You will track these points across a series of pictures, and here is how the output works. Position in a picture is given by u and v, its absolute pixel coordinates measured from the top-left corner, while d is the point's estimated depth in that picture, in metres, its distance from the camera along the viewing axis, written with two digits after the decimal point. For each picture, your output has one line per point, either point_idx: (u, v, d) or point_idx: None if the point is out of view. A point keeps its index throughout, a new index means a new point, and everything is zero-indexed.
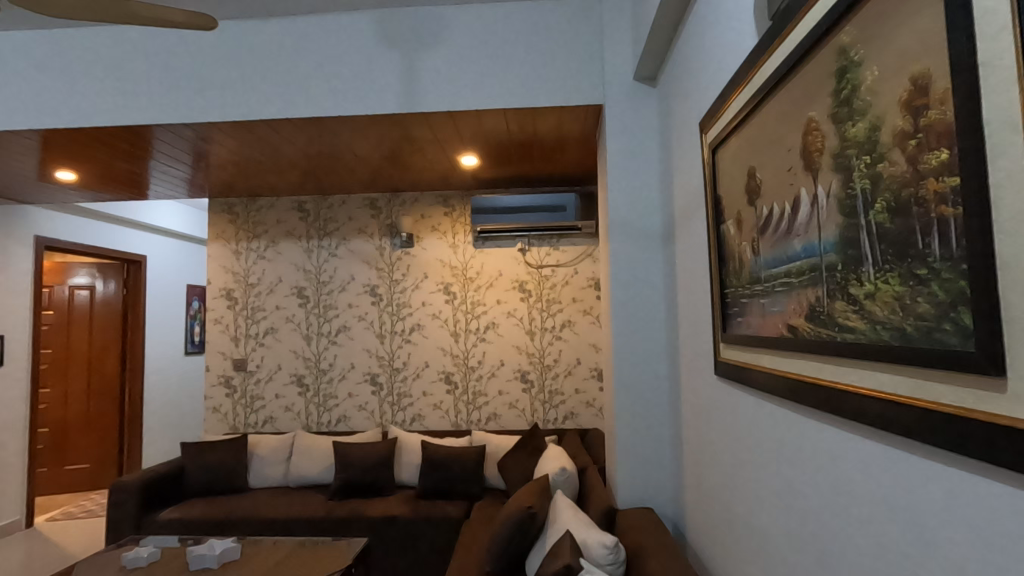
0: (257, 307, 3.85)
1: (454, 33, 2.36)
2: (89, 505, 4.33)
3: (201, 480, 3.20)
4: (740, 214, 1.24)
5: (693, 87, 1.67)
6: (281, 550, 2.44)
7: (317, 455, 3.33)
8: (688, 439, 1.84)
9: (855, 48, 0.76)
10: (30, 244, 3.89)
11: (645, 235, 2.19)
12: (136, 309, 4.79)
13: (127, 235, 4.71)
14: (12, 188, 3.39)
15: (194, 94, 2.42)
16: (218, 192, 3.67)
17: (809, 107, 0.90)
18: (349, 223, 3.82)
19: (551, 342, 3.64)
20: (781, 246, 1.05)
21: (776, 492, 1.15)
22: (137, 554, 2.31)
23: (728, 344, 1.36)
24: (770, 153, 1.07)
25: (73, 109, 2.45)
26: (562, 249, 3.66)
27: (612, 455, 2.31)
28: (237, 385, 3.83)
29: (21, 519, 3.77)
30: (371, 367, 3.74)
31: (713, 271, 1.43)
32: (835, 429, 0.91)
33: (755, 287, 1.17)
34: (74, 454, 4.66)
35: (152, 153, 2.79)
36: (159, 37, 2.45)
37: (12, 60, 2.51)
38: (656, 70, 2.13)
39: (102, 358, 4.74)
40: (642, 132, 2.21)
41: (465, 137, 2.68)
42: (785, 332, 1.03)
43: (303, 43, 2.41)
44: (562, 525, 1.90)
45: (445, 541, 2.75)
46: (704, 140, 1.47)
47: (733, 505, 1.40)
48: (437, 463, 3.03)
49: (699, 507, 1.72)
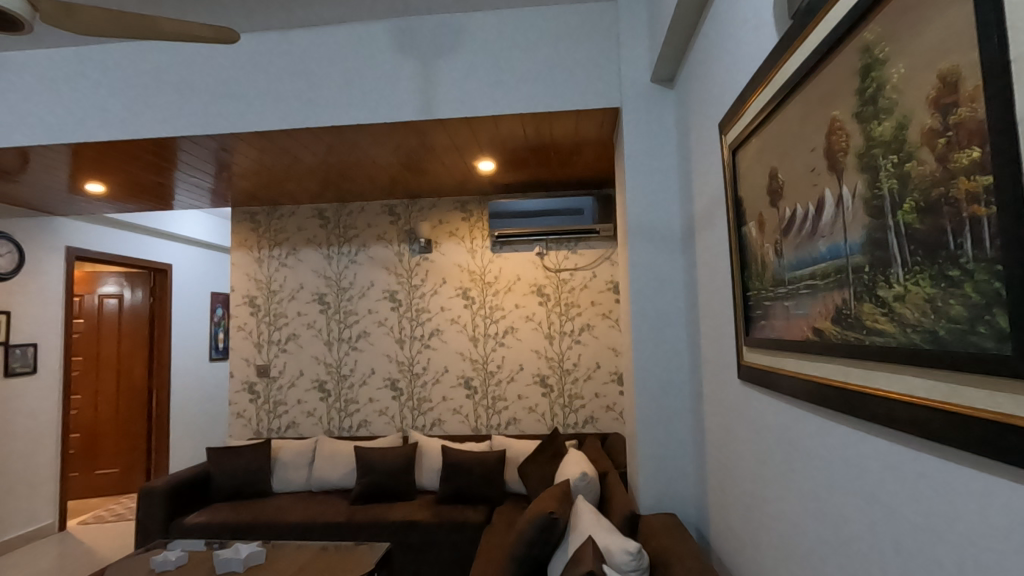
0: (279, 313, 3.91)
1: (471, 40, 2.37)
2: (118, 509, 4.43)
3: (227, 485, 3.25)
4: (762, 215, 1.22)
5: (711, 88, 1.65)
6: (304, 554, 2.46)
7: (339, 459, 3.36)
8: (711, 444, 1.81)
9: (879, 46, 0.75)
10: (61, 255, 4.01)
11: (664, 239, 2.17)
12: (162, 316, 4.90)
13: (154, 245, 4.82)
14: (44, 200, 3.50)
15: (217, 106, 2.47)
16: (240, 201, 3.74)
17: (832, 107, 0.89)
18: (368, 229, 3.86)
19: (569, 346, 3.63)
20: (805, 248, 1.03)
21: (803, 496, 1.12)
22: (165, 557, 2.35)
23: (751, 348, 1.34)
24: (793, 154, 1.05)
25: (102, 122, 2.52)
26: (580, 253, 3.65)
27: (634, 460, 2.29)
28: (261, 390, 3.89)
29: (54, 522, 3.86)
30: (391, 372, 3.77)
31: (736, 274, 1.41)
32: (862, 434, 0.90)
33: (778, 290, 1.16)
34: (104, 458, 4.77)
35: (177, 164, 2.86)
36: (184, 51, 2.52)
37: (44, 77, 2.59)
38: (673, 72, 2.11)
39: (130, 365, 4.85)
40: (660, 135, 2.20)
41: (482, 143, 2.70)
42: (811, 335, 1.01)
43: (322, 54, 2.44)
44: (584, 531, 1.89)
45: (466, 546, 2.75)
46: (724, 141, 1.46)
47: (758, 510, 1.38)
48: (457, 468, 3.04)
49: (723, 513, 1.69)
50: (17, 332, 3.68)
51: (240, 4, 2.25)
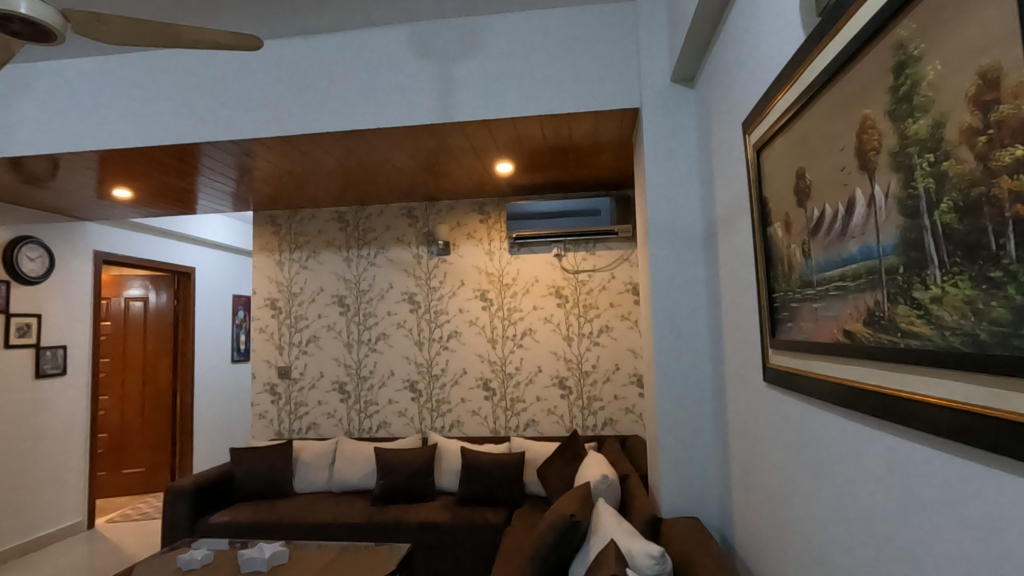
0: (300, 315, 3.96)
1: (490, 42, 2.38)
2: (145, 508, 4.51)
3: (249, 485, 3.29)
4: (788, 215, 1.20)
5: (733, 87, 1.64)
6: (326, 554, 2.48)
7: (359, 461, 3.39)
8: (734, 447, 1.79)
9: (914, 43, 0.73)
10: (89, 259, 4.10)
11: (685, 239, 2.15)
12: (186, 318, 4.98)
13: (178, 248, 4.91)
14: (73, 206, 3.58)
15: (240, 112, 2.51)
16: (262, 205, 3.79)
17: (864, 104, 0.87)
18: (387, 232, 3.89)
19: (588, 348, 3.61)
20: (834, 249, 1.01)
21: (832, 503, 1.10)
22: (191, 557, 2.39)
23: (777, 350, 1.32)
24: (821, 153, 1.04)
25: (130, 129, 2.58)
26: (598, 254, 3.64)
27: (655, 463, 2.27)
28: (282, 392, 3.94)
29: (83, 520, 3.95)
30: (410, 374, 3.79)
31: (761, 275, 1.39)
32: (894, 439, 0.88)
33: (806, 291, 1.14)
34: (131, 457, 4.87)
35: (201, 169, 2.92)
36: (208, 59, 2.56)
37: (74, 86, 2.67)
38: (693, 72, 2.10)
39: (155, 367, 4.95)
40: (679, 135, 2.18)
41: (500, 145, 2.71)
42: (841, 337, 0.99)
43: (343, 58, 2.47)
44: (606, 534, 1.88)
45: (486, 548, 2.75)
46: (748, 141, 1.44)
47: (784, 513, 1.36)
48: (476, 470, 3.05)
49: (748, 516, 1.67)
50: (47, 334, 3.77)
51: (262, 11, 2.29)
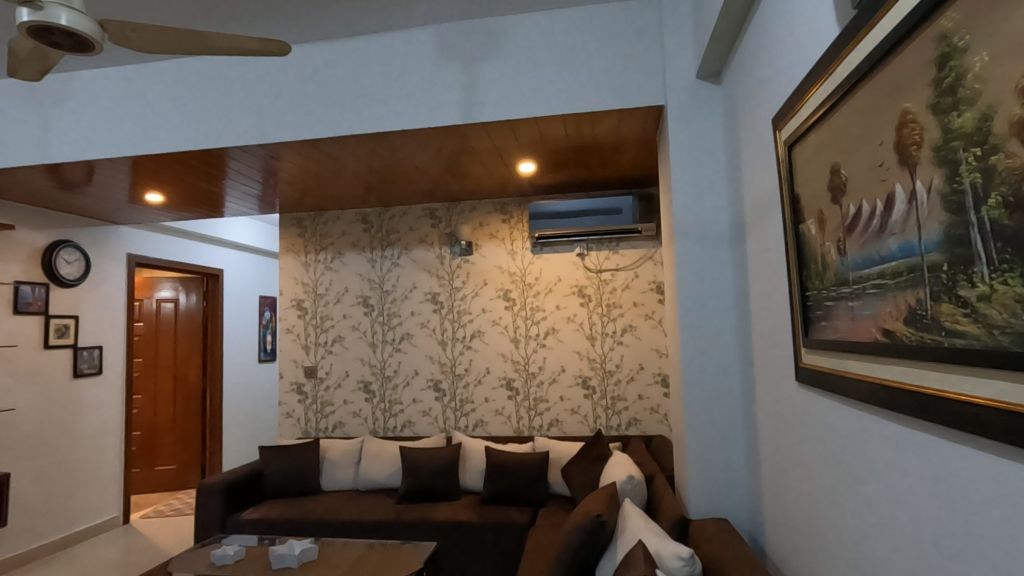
0: (325, 316, 4.02)
1: (512, 43, 2.38)
2: (176, 504, 4.62)
3: (278, 483, 3.35)
4: (822, 212, 1.18)
5: (762, 84, 1.61)
6: (354, 552, 2.52)
7: (385, 460, 3.43)
8: (765, 447, 1.77)
9: (958, 34, 0.71)
10: (123, 262, 4.22)
11: (712, 238, 2.13)
12: (215, 319, 5.09)
13: (206, 251, 5.02)
14: (108, 210, 3.69)
15: (267, 118, 2.55)
16: (288, 207, 3.85)
17: (904, 98, 0.85)
18: (410, 232, 3.92)
19: (612, 347, 3.59)
20: (871, 246, 0.99)
21: (868, 505, 1.08)
22: (224, 552, 2.44)
23: (810, 349, 1.30)
24: (857, 148, 1.02)
25: (161, 134, 2.65)
26: (621, 253, 3.61)
27: (682, 464, 2.24)
28: (309, 391, 4.00)
29: (118, 515, 4.07)
30: (433, 374, 3.82)
31: (792, 273, 1.37)
32: (935, 439, 0.85)
33: (841, 289, 1.12)
34: (163, 454, 5.00)
35: (229, 173, 2.98)
36: (236, 66, 2.61)
37: (109, 94, 2.74)
38: (719, 68, 2.07)
39: (185, 367, 5.05)
40: (706, 133, 2.16)
41: (523, 145, 2.71)
42: (879, 337, 0.97)
43: (368, 62, 2.50)
44: (633, 534, 1.87)
45: (511, 547, 2.76)
46: (778, 138, 1.42)
47: (817, 513, 1.34)
48: (500, 469, 3.05)
49: (779, 517, 1.65)
50: (84, 335, 3.89)
51: (289, 17, 2.33)
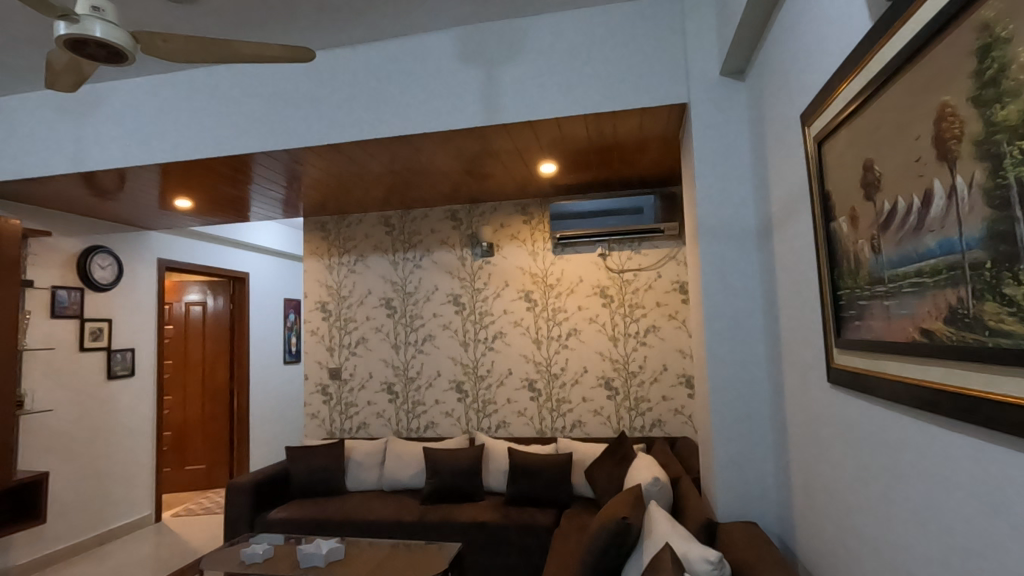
0: (348, 318, 4.06)
1: (533, 44, 2.38)
2: (206, 503, 4.72)
3: (304, 482, 3.39)
4: (854, 209, 1.15)
5: (789, 79, 1.59)
6: (380, 551, 2.54)
7: (409, 460, 3.46)
8: (794, 449, 1.73)
9: (1002, 24, 0.69)
10: (153, 266, 4.33)
11: (737, 237, 2.10)
12: (241, 321, 5.18)
13: (232, 255, 5.12)
14: (139, 216, 3.79)
15: (292, 123, 2.60)
16: (311, 211, 3.91)
17: (942, 91, 0.82)
18: (432, 234, 3.94)
19: (635, 348, 3.56)
20: (908, 243, 0.97)
21: (905, 509, 1.05)
22: (253, 551, 2.49)
23: (842, 350, 1.27)
24: (891, 143, 0.99)
25: (190, 141, 2.71)
26: (643, 253, 3.58)
27: (708, 466, 2.21)
28: (333, 392, 4.05)
29: (150, 514, 4.17)
30: (456, 375, 3.84)
31: (823, 272, 1.34)
32: (977, 442, 0.83)
33: (876, 288, 1.09)
34: (192, 454, 5.11)
35: (254, 178, 3.03)
36: (261, 73, 2.66)
37: (140, 103, 2.82)
38: (744, 64, 2.05)
39: (213, 369, 5.16)
40: (730, 130, 2.13)
41: (544, 146, 2.71)
42: (918, 337, 0.94)
43: (390, 66, 2.52)
44: (660, 536, 1.85)
45: (536, 548, 2.75)
46: (807, 134, 1.39)
47: (850, 517, 1.31)
48: (524, 470, 3.05)
49: (810, 521, 1.61)
50: (117, 338, 4.00)
51: (314, 23, 2.36)
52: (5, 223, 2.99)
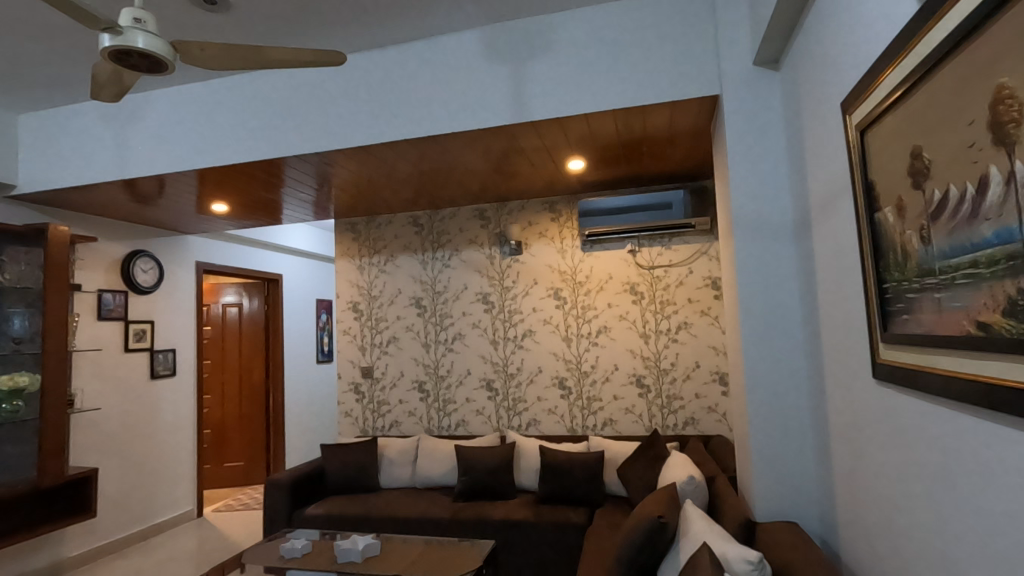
0: (380, 317, 4.12)
1: (560, 40, 2.37)
2: (244, 499, 4.85)
3: (339, 479, 3.45)
4: (901, 199, 1.11)
5: (827, 67, 1.54)
6: (414, 548, 2.56)
7: (440, 458, 3.49)
8: (837, 448, 1.69)
9: None
10: (192, 269, 4.47)
11: (774, 230, 2.05)
12: (275, 322, 5.30)
13: (266, 257, 5.24)
14: (177, 220, 3.91)
15: (323, 127, 2.64)
16: (342, 212, 3.97)
17: (999, 72, 0.79)
18: (461, 234, 3.97)
19: (666, 345, 3.51)
20: (960, 233, 0.93)
21: (959, 510, 1.01)
22: (292, 545, 2.54)
23: (888, 345, 1.22)
24: (942, 130, 0.95)
25: (225, 147, 2.78)
26: (674, 248, 3.53)
27: (746, 465, 2.17)
28: (366, 391, 4.11)
29: (192, 509, 4.31)
30: (486, 373, 3.85)
31: (867, 266, 1.30)
32: None
33: (925, 281, 1.05)
34: (231, 451, 5.26)
35: (287, 181, 3.10)
36: (293, 78, 2.72)
37: (178, 110, 2.91)
38: (778, 53, 1.99)
39: (249, 369, 5.29)
40: (765, 122, 2.08)
41: (572, 142, 2.69)
42: (972, 330, 0.91)
43: (419, 67, 2.54)
44: (697, 536, 1.82)
45: (569, 547, 2.74)
46: (849, 122, 1.35)
47: (898, 519, 1.27)
48: (555, 468, 3.05)
49: (855, 522, 1.57)
50: (159, 339, 4.14)
51: (343, 26, 2.40)
52: (55, 229, 3.12)
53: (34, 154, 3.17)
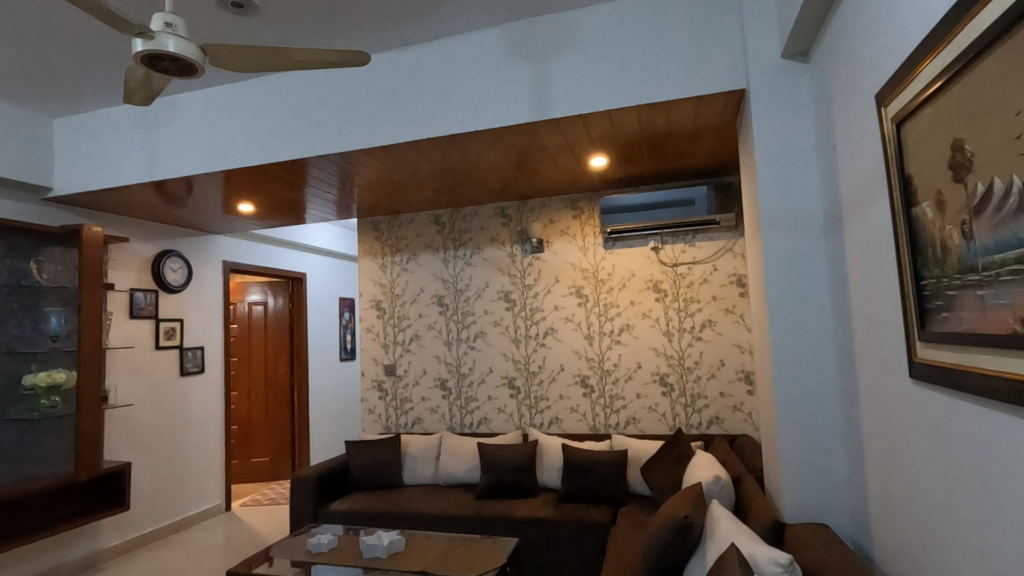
0: (402, 315, 4.15)
1: (582, 37, 2.35)
2: (271, 494, 4.94)
3: (363, 476, 3.49)
4: (941, 193, 1.08)
5: (859, 58, 1.50)
6: (438, 544, 2.58)
7: (463, 455, 3.50)
8: (869, 448, 1.65)
9: None
10: (219, 269, 4.56)
11: (803, 227, 2.01)
12: (299, 320, 5.38)
13: (290, 256, 5.32)
14: (204, 220, 3.97)
15: (346, 127, 2.67)
16: (365, 211, 4.01)
17: None
18: (482, 232, 3.97)
19: (690, 343, 3.47)
20: (1006, 227, 0.90)
21: (999, 514, 0.98)
22: (319, 540, 2.58)
23: (926, 343, 1.19)
24: (986, 119, 0.92)
25: (251, 148, 2.83)
26: (698, 245, 3.49)
27: (774, 465, 2.13)
28: (389, 388, 4.15)
29: (220, 503, 4.40)
30: (508, 371, 3.86)
31: (903, 263, 1.26)
32: None
33: (967, 277, 1.02)
34: (257, 447, 5.36)
35: (311, 181, 3.14)
36: (317, 79, 2.75)
37: (206, 112, 2.97)
38: (808, 44, 1.95)
39: (275, 366, 5.38)
40: (793, 115, 2.03)
41: (595, 139, 2.67)
42: (1017, 328, 0.88)
43: (440, 66, 2.55)
44: (723, 536, 1.80)
45: (592, 545, 2.74)
46: (885, 114, 1.31)
47: (934, 521, 1.23)
48: (578, 467, 3.04)
49: (888, 524, 1.53)
50: (188, 337, 4.24)
51: (365, 26, 2.41)
52: (89, 230, 3.21)
53: (69, 157, 3.27)
